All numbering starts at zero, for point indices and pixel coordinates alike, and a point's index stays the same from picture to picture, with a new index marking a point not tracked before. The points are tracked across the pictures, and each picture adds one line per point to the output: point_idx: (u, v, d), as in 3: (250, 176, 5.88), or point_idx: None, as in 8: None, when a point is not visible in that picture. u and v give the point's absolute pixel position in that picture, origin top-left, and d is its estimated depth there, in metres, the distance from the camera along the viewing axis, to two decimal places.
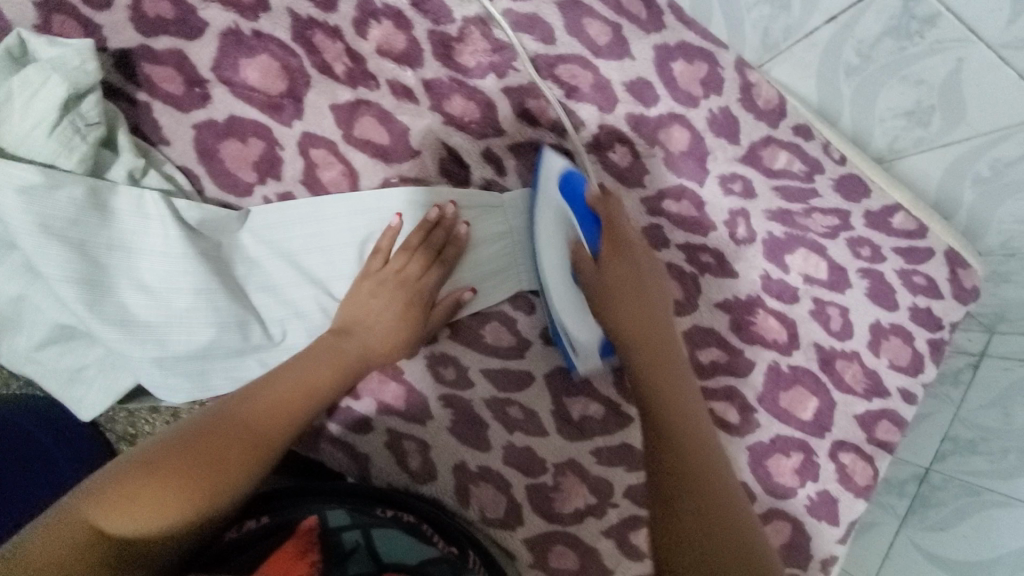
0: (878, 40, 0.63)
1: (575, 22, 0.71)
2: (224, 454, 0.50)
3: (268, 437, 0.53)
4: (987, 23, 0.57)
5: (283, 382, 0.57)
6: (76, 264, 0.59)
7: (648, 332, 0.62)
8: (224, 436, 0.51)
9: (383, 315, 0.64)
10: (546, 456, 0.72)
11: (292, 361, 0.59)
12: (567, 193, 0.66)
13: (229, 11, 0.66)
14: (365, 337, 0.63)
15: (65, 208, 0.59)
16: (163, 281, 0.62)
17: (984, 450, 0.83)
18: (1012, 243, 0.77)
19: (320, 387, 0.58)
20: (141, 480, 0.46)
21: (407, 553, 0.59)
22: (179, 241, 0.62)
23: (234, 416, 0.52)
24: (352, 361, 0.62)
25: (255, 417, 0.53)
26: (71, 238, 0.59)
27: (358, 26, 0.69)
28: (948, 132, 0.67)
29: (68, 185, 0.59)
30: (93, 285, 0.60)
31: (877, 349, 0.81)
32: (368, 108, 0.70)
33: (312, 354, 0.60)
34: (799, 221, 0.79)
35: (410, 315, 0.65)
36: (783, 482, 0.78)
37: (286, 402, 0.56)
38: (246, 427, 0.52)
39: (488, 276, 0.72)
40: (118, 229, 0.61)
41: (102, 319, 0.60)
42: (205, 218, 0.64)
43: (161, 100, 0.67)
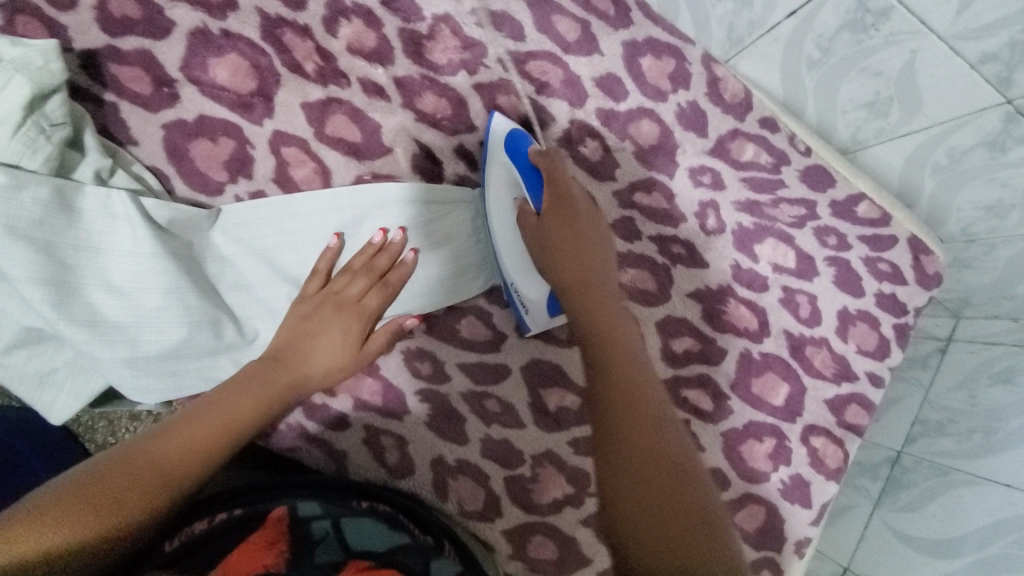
0: (836, 33, 0.65)
1: (544, 18, 0.73)
2: (125, 492, 0.48)
3: (183, 473, 0.52)
4: (937, 15, 0.58)
5: (202, 417, 0.55)
6: (43, 266, 0.58)
7: (595, 300, 0.59)
8: (126, 472, 0.49)
9: (320, 350, 0.65)
10: (523, 447, 0.73)
11: (222, 391, 0.59)
12: (511, 151, 0.68)
13: (196, 11, 0.66)
14: (299, 371, 0.64)
15: (30, 209, 0.58)
16: (133, 281, 0.62)
17: (952, 431, 0.86)
18: (971, 229, 0.79)
19: (248, 419, 0.58)
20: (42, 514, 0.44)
21: (378, 541, 0.60)
22: (149, 240, 0.62)
23: (142, 453, 0.51)
24: (283, 393, 0.62)
25: (166, 452, 0.52)
26: (37, 239, 0.58)
27: (328, 24, 0.70)
28: (906, 122, 0.70)
29: (34, 185, 0.58)
30: (60, 286, 0.59)
31: (845, 335, 0.84)
32: (340, 107, 0.71)
33: (240, 386, 0.60)
34: (767, 211, 0.81)
35: (348, 342, 0.66)
36: (756, 467, 0.80)
37: (204, 436, 0.54)
38: (155, 463, 0.51)
39: (432, 297, 0.71)
40: (85, 229, 0.61)
41: (72, 320, 0.60)
42: (176, 218, 0.64)
43: (129, 100, 0.66)
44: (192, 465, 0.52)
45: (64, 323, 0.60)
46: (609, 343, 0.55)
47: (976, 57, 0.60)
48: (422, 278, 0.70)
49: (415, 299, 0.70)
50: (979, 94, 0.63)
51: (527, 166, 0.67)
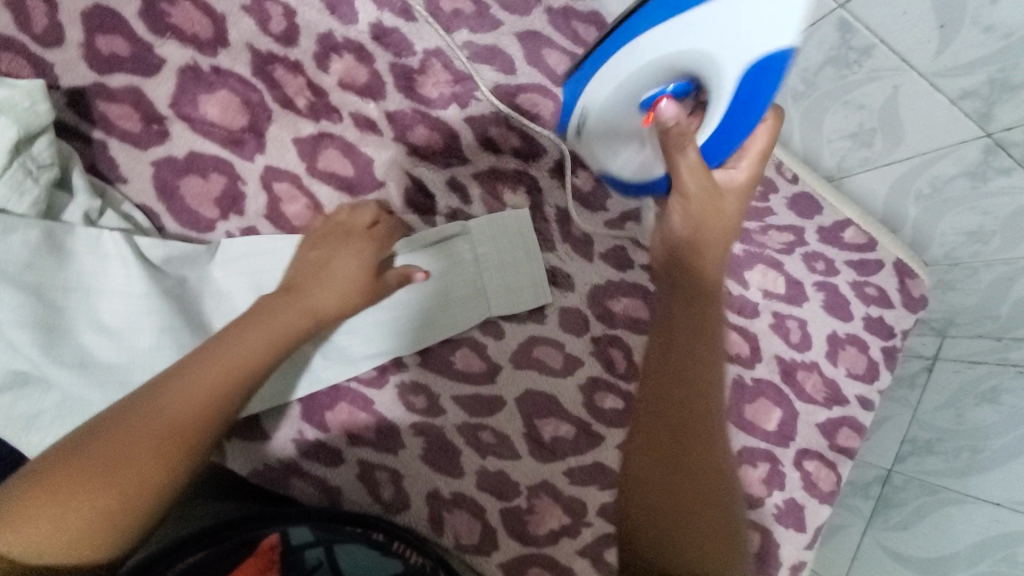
0: (821, 68, 0.68)
1: (534, 52, 0.76)
2: (132, 467, 0.46)
3: (195, 424, 0.50)
4: (917, 54, 0.61)
5: (200, 372, 0.52)
6: (31, 308, 0.58)
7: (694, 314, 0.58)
8: (121, 437, 0.47)
9: (335, 282, 0.62)
10: (520, 478, 0.72)
11: (226, 332, 0.56)
12: (753, 86, 0.52)
13: (187, 48, 0.67)
14: (313, 300, 0.61)
15: (19, 252, 0.58)
16: (125, 322, 0.62)
17: (939, 450, 0.88)
18: (954, 254, 0.82)
19: (253, 360, 0.55)
20: (72, 476, 0.45)
21: (371, 569, 0.61)
22: (141, 280, 0.62)
23: (141, 415, 0.48)
24: (295, 324, 0.59)
25: (171, 412, 0.49)
26: (27, 281, 0.58)
27: (319, 60, 0.71)
28: (890, 151, 0.72)
29: (23, 228, 0.58)
30: (48, 328, 0.59)
31: (835, 359, 0.84)
32: (332, 141, 0.71)
33: (246, 324, 0.57)
34: (757, 238, 0.82)
35: (356, 277, 0.63)
36: (750, 492, 0.79)
37: (210, 397, 0.51)
38: (157, 429, 0.48)
39: (425, 330, 0.71)
40: (77, 269, 0.61)
41: (61, 363, 0.59)
42: (170, 256, 0.65)
43: (118, 137, 0.66)
44: (197, 432, 0.50)
45: (53, 366, 0.59)
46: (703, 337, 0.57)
47: (956, 93, 0.62)
48: (415, 305, 0.70)
49: (402, 329, 0.70)
50: (960, 128, 0.64)
51: (748, 112, 0.55)
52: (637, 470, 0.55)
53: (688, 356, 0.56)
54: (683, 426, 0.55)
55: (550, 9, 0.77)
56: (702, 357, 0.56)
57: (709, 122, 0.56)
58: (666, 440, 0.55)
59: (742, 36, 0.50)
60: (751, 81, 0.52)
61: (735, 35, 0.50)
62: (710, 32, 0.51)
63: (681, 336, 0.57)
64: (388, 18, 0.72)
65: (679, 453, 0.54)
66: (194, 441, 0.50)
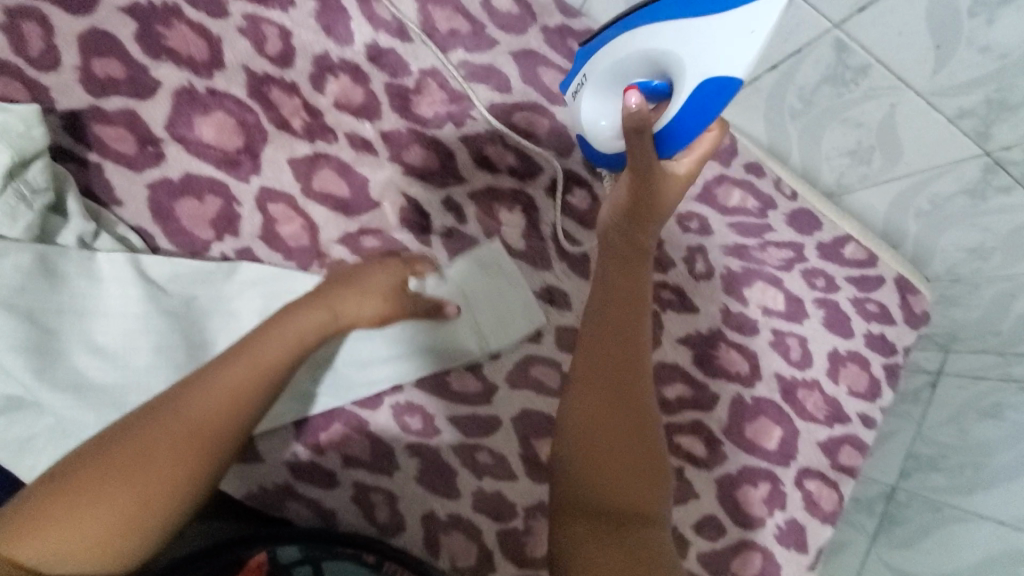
0: (817, 86, 0.67)
1: (530, 71, 0.75)
2: (151, 467, 0.44)
3: (217, 426, 0.48)
4: (914, 73, 0.60)
5: (225, 375, 0.50)
6: (25, 332, 0.59)
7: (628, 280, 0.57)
8: (143, 436, 0.45)
9: (361, 291, 0.62)
10: (516, 499, 0.72)
11: (251, 335, 0.54)
12: (704, 96, 0.51)
13: (183, 70, 0.67)
14: (339, 309, 0.60)
15: (12, 278, 0.59)
16: (120, 342, 0.62)
17: (943, 466, 0.87)
18: (956, 269, 0.82)
19: (276, 363, 0.53)
20: (91, 475, 0.43)
21: None
22: (139, 300, 0.63)
23: (163, 418, 0.47)
24: (320, 329, 0.58)
25: (194, 415, 0.47)
26: (20, 306, 0.59)
27: (315, 82, 0.71)
28: (888, 168, 0.72)
29: (14, 254, 0.59)
30: (42, 352, 0.59)
31: (836, 376, 0.83)
32: (327, 162, 0.71)
33: (270, 328, 0.55)
34: (755, 255, 0.82)
35: (387, 295, 0.64)
36: (751, 512, 0.78)
37: (234, 401, 0.49)
38: (180, 431, 0.46)
39: (446, 355, 0.71)
40: (73, 292, 0.62)
41: (55, 386, 0.59)
42: (175, 274, 0.65)
43: (113, 160, 0.66)
44: (220, 438, 0.47)
45: (47, 389, 0.59)
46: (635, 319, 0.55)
47: (953, 112, 0.62)
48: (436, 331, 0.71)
49: (426, 354, 0.70)
50: (959, 146, 0.64)
51: (694, 122, 0.53)
52: (574, 447, 0.52)
53: (626, 325, 0.55)
54: (616, 394, 0.52)
55: (546, 28, 0.75)
56: (640, 324, 0.55)
57: (663, 117, 0.54)
58: (603, 410, 0.52)
59: (707, 51, 0.51)
60: (703, 94, 0.51)
61: (703, 47, 0.51)
62: (689, 35, 0.52)
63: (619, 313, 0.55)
64: (383, 39, 0.72)
65: (612, 418, 0.52)
66: (214, 444, 0.47)
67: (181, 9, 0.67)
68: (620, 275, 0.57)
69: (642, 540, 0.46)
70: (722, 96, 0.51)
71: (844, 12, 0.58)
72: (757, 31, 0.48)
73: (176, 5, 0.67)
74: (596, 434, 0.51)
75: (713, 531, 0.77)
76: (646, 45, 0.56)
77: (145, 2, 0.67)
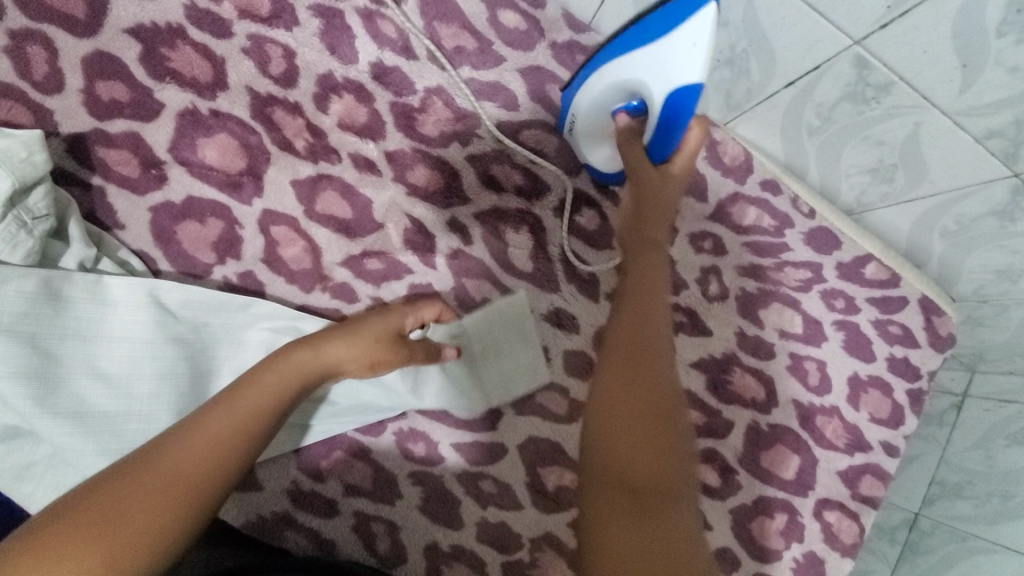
0: (836, 104, 0.64)
1: (538, 87, 0.73)
2: (124, 523, 0.41)
3: (198, 476, 0.45)
4: (939, 92, 0.57)
5: (211, 424, 0.48)
6: (27, 359, 0.57)
7: (647, 270, 0.58)
8: (121, 489, 0.43)
9: (355, 333, 0.58)
10: (521, 530, 0.70)
11: (240, 382, 0.52)
12: (677, 102, 0.60)
13: (186, 92, 0.67)
14: (328, 353, 0.56)
15: (15, 303, 0.57)
16: (124, 370, 0.61)
17: (970, 494, 0.83)
18: (984, 290, 0.77)
19: (264, 410, 0.50)
20: (61, 534, 0.40)
21: None
22: (148, 327, 0.62)
23: (142, 472, 0.44)
24: (310, 372, 0.54)
25: (178, 466, 0.45)
26: (22, 332, 0.57)
27: (318, 101, 0.70)
28: (911, 188, 0.69)
29: (19, 278, 0.58)
30: (43, 379, 0.58)
31: (857, 402, 0.80)
32: (330, 183, 0.69)
33: (259, 372, 0.52)
34: (772, 275, 0.79)
35: (383, 338, 0.58)
36: (766, 544, 0.75)
37: (220, 451, 0.47)
38: (159, 483, 0.44)
39: (455, 395, 0.68)
40: (77, 317, 0.60)
41: (56, 413, 0.58)
42: (187, 301, 0.64)
43: (116, 183, 0.66)
44: (203, 489, 0.45)
45: (49, 416, 0.58)
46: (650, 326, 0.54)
47: (981, 133, 0.59)
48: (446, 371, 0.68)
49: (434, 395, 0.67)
50: (986, 167, 0.61)
51: (676, 122, 0.62)
52: (600, 445, 0.52)
53: (640, 331, 0.54)
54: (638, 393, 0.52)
55: (554, 44, 0.72)
56: (651, 326, 0.54)
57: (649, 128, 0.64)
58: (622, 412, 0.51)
59: (667, 69, 0.59)
60: (675, 103, 0.61)
61: (663, 66, 0.59)
62: (649, 61, 0.60)
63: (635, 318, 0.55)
64: (389, 57, 0.71)
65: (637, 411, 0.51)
66: (194, 496, 0.44)
67: (185, 29, 0.67)
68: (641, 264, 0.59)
69: (670, 526, 0.47)
70: (692, 99, 0.59)
71: (865, 29, 0.56)
72: (700, 43, 0.56)
73: (180, 25, 0.67)
74: (618, 426, 0.51)
75: (726, 565, 0.75)
76: (618, 77, 0.63)
77: (148, 23, 0.66)
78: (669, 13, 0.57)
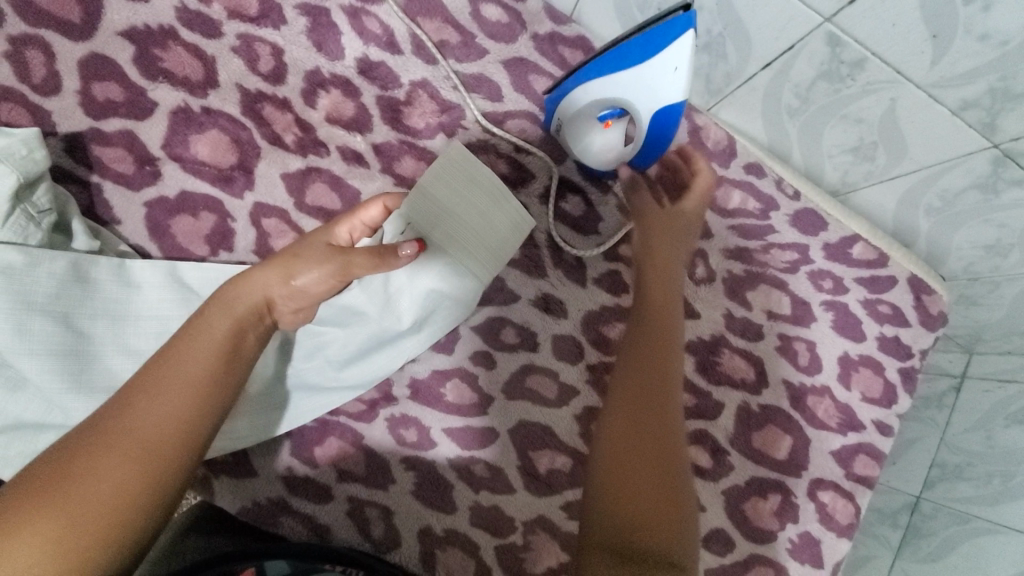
0: (813, 83, 0.65)
1: (521, 78, 0.74)
2: (94, 484, 0.42)
3: (163, 433, 0.46)
4: (911, 65, 0.58)
5: (165, 382, 0.47)
6: (60, 337, 0.60)
7: (662, 316, 0.64)
8: (88, 454, 0.44)
9: (285, 263, 0.53)
10: (514, 514, 0.70)
11: (185, 333, 0.51)
12: (663, 115, 0.64)
13: (178, 91, 0.69)
14: (258, 291, 0.53)
15: (47, 284, 0.60)
16: (152, 344, 0.63)
17: (969, 475, 0.82)
18: (974, 268, 0.77)
19: (216, 361, 0.50)
20: (34, 498, 0.41)
21: None
22: (173, 304, 0.64)
23: (103, 437, 0.44)
24: (248, 316, 0.53)
25: (139, 426, 0.45)
26: (56, 311, 0.60)
27: (307, 97, 0.72)
28: (893, 165, 0.69)
29: (49, 261, 0.60)
30: (77, 356, 0.60)
31: (848, 382, 0.80)
32: (319, 175, 0.71)
33: (199, 325, 0.51)
34: (759, 257, 0.79)
35: (320, 257, 0.53)
36: (761, 526, 0.75)
37: (177, 418, 0.47)
38: (124, 444, 0.44)
39: (451, 309, 0.66)
40: (105, 299, 0.63)
41: (92, 388, 0.60)
42: (206, 278, 0.65)
43: (113, 180, 0.68)
44: (169, 457, 0.45)
45: (84, 393, 0.60)
46: (663, 367, 0.60)
47: (956, 104, 0.59)
48: (428, 285, 0.63)
49: (425, 309, 0.64)
50: (965, 139, 0.62)
51: (661, 130, 0.66)
52: (610, 462, 0.56)
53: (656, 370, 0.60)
54: (645, 406, 0.58)
55: (536, 36, 0.74)
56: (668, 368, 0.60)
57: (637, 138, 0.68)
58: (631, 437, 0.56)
59: (651, 88, 0.63)
60: (660, 120, 0.65)
61: (648, 86, 0.63)
62: (633, 84, 0.63)
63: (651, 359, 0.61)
64: (374, 52, 0.73)
65: (645, 423, 0.57)
66: (163, 453, 0.45)
67: (177, 31, 0.69)
68: (655, 293, 0.65)
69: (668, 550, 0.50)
70: (676, 115, 0.64)
71: (834, 6, 0.57)
72: (681, 67, 0.60)
73: (171, 27, 0.69)
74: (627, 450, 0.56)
75: (720, 546, 0.75)
76: (600, 96, 0.66)
77: (141, 26, 0.68)
78: (648, 40, 0.60)
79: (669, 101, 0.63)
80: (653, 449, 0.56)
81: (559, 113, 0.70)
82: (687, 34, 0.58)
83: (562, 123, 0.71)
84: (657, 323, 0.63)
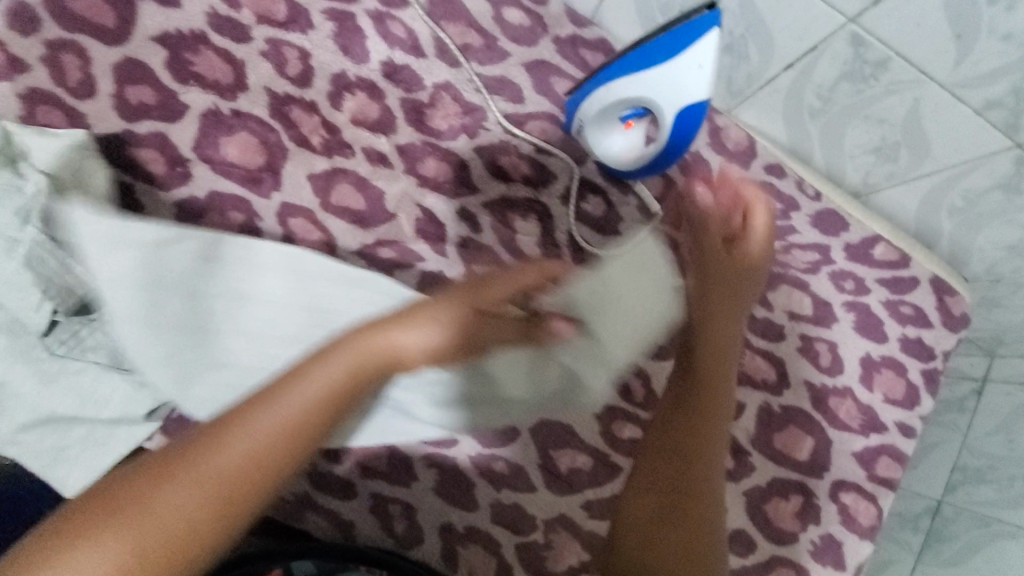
0: (836, 83, 0.65)
1: (542, 81, 0.76)
2: (188, 505, 0.40)
3: (264, 466, 0.42)
4: (936, 65, 0.59)
5: (279, 409, 0.43)
6: (181, 315, 0.60)
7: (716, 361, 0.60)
8: (192, 467, 0.41)
9: (430, 315, 0.49)
10: (535, 512, 0.71)
11: (313, 361, 0.46)
12: (686, 116, 0.65)
13: (209, 94, 0.70)
14: (394, 335, 0.48)
15: (180, 261, 0.60)
16: (267, 327, 0.62)
17: (992, 478, 0.82)
18: (997, 268, 0.77)
19: (331, 400, 0.45)
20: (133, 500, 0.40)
21: None
22: (290, 291, 0.63)
23: (209, 451, 0.42)
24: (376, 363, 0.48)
25: (244, 450, 0.42)
26: (184, 288, 0.60)
27: (333, 99, 0.73)
28: (916, 165, 0.69)
29: (184, 239, 0.61)
30: (194, 333, 0.61)
31: (870, 383, 0.79)
32: (345, 176, 0.72)
33: (327, 359, 0.46)
34: (780, 257, 0.79)
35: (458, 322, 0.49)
36: (783, 527, 0.75)
37: (281, 451, 0.43)
38: (225, 469, 0.41)
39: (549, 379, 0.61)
40: (230, 279, 0.62)
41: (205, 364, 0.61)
42: (315, 269, 0.64)
43: (144, 180, 0.69)
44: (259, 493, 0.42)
45: (198, 371, 0.61)
46: (708, 421, 0.59)
47: (980, 104, 0.61)
48: None
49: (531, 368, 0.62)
50: (988, 138, 0.63)
51: (682, 133, 0.67)
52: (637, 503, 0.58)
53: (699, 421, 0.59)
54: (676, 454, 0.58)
55: (557, 39, 0.76)
56: (710, 421, 0.59)
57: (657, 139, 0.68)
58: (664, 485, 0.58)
59: (675, 86, 0.64)
60: (681, 120, 0.66)
61: (671, 84, 0.64)
62: (657, 81, 0.64)
63: (694, 409, 0.59)
64: (399, 56, 0.74)
65: (677, 471, 0.58)
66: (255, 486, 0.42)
67: (208, 35, 0.71)
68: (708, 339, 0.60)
69: None
70: (698, 117, 0.66)
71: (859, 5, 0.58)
72: (705, 65, 0.63)
73: (202, 31, 0.71)
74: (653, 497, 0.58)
75: (742, 547, 0.74)
76: (624, 95, 0.67)
77: (174, 31, 0.70)
78: (675, 38, 0.63)
79: (691, 100, 0.64)
80: (684, 498, 0.56)
81: (580, 114, 0.71)
82: (712, 33, 0.61)
83: (582, 125, 0.71)
84: (707, 364, 0.60)
